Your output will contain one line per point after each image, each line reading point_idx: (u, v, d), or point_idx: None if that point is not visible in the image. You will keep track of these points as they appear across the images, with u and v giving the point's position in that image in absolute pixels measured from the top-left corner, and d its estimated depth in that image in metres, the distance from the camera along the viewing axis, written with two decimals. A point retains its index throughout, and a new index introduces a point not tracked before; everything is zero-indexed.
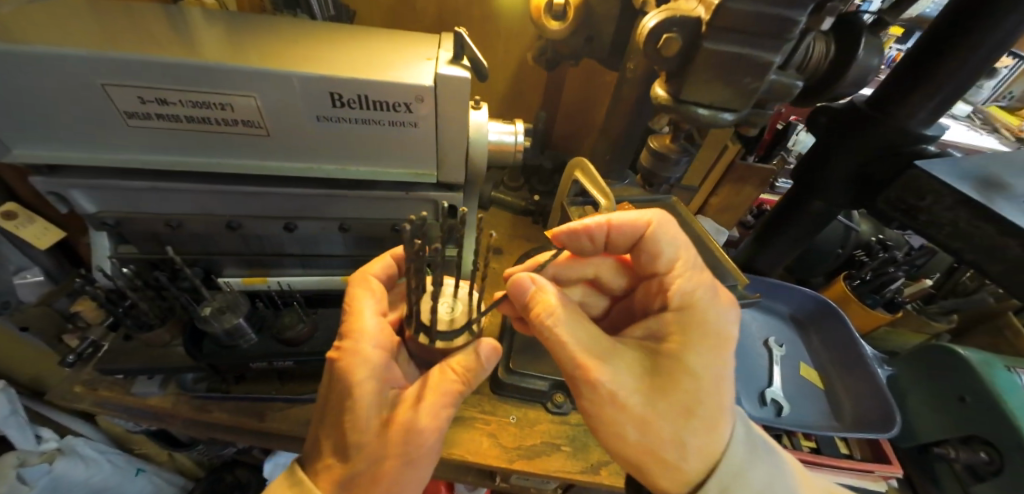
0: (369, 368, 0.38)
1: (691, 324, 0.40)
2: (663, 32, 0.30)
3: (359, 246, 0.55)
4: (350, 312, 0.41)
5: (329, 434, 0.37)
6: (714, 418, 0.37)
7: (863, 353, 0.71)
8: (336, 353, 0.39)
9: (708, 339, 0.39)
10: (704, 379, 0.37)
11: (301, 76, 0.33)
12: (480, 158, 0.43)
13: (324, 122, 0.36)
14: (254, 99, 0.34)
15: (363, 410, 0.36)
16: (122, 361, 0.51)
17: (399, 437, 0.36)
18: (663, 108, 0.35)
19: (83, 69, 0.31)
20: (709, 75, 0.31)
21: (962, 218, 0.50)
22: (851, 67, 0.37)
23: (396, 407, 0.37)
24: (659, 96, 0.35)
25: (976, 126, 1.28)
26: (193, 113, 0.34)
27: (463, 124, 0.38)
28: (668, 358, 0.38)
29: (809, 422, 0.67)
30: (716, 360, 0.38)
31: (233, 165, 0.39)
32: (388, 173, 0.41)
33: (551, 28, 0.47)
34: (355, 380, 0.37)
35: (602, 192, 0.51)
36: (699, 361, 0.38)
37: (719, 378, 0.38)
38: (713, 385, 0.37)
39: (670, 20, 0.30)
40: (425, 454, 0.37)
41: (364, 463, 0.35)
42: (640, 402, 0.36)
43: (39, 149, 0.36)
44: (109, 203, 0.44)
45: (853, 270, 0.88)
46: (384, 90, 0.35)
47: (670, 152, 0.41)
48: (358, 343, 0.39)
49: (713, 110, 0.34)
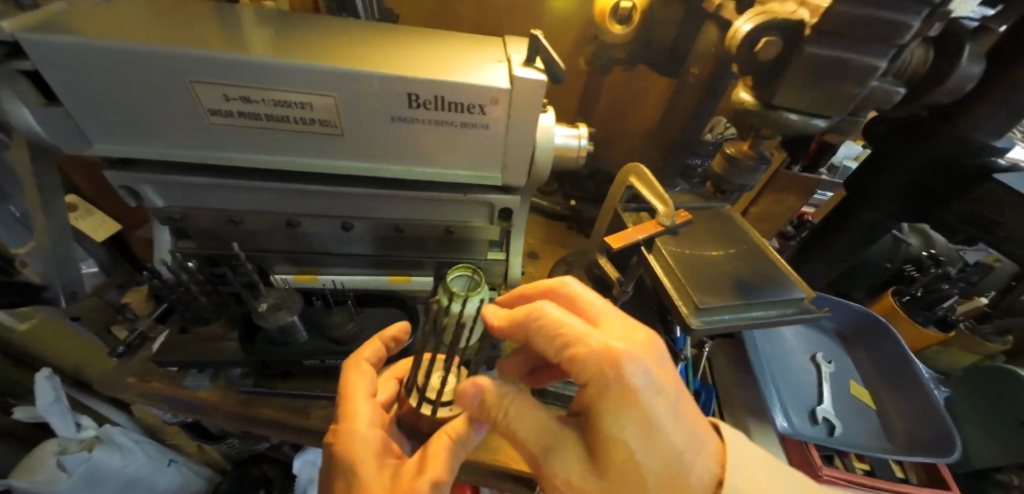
0: (366, 447, 0.38)
1: (603, 397, 0.32)
2: (761, 35, 0.30)
3: (407, 247, 0.55)
4: (344, 394, 0.41)
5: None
6: (675, 477, 0.32)
7: (917, 372, 0.68)
8: (334, 436, 0.40)
9: (632, 401, 0.32)
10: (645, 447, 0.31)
11: (381, 77, 0.33)
12: (543, 161, 0.42)
13: (397, 122, 0.36)
14: (331, 98, 0.34)
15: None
16: (177, 354, 0.52)
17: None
18: (749, 113, 0.34)
19: (174, 66, 0.31)
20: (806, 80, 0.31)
21: None
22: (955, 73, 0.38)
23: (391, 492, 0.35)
24: (742, 99, 0.35)
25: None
26: (272, 111, 0.35)
27: (532, 127, 0.38)
28: (601, 439, 0.32)
29: (863, 444, 0.64)
30: (648, 424, 0.31)
31: (303, 164, 0.39)
32: (452, 175, 0.41)
33: (613, 33, 0.46)
34: (353, 459, 0.37)
35: (659, 198, 0.49)
36: (621, 428, 0.31)
37: (667, 435, 0.32)
38: (652, 449, 0.31)
39: (768, 24, 0.29)
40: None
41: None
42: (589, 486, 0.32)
43: (118, 144, 0.37)
44: (175, 199, 0.44)
45: (902, 285, 0.85)
46: (460, 90, 0.34)
47: (746, 158, 0.40)
48: (351, 423, 0.39)
49: (804, 116, 0.34)
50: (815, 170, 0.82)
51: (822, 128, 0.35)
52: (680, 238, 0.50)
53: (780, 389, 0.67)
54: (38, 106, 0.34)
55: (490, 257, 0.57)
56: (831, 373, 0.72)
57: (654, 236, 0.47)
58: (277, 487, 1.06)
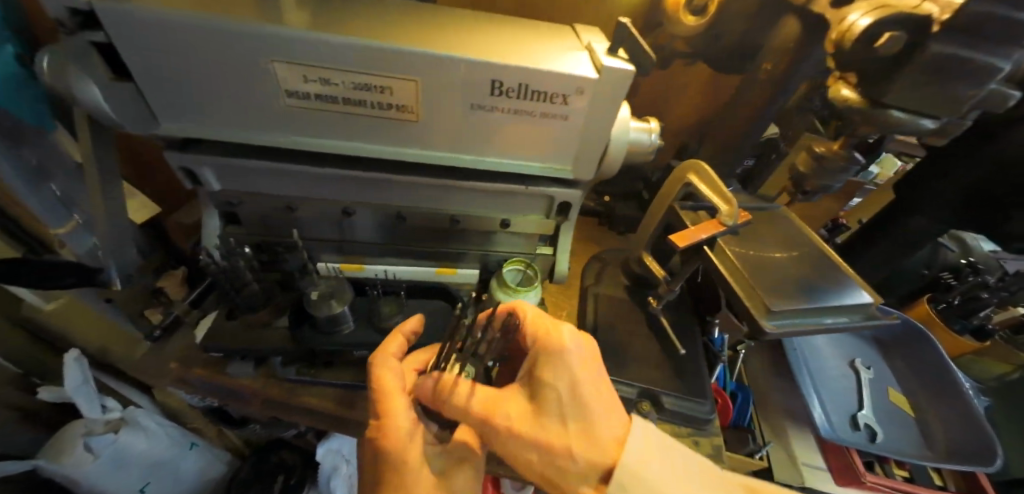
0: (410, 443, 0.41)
1: (543, 363, 0.44)
2: (883, 30, 0.29)
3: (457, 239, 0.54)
4: (380, 392, 0.42)
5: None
6: (604, 416, 0.42)
7: (958, 381, 0.68)
8: (375, 444, 0.41)
9: (567, 359, 0.43)
10: (579, 392, 0.42)
11: (468, 62, 0.32)
12: (615, 154, 0.41)
13: (477, 110, 0.35)
14: (414, 82, 0.33)
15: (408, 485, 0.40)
16: (224, 339, 0.51)
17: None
18: (854, 111, 0.34)
19: (257, 44, 0.30)
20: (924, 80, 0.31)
21: None
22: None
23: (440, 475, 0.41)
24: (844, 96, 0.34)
25: None
26: (350, 95, 0.33)
27: (611, 119, 0.37)
28: (545, 388, 0.43)
29: (905, 451, 0.64)
30: (580, 375, 0.42)
31: (373, 150, 0.38)
32: (522, 166, 0.40)
33: (686, 24, 0.45)
34: (401, 458, 0.40)
35: (725, 198, 0.48)
36: (555, 379, 0.43)
37: (597, 384, 0.43)
38: (589, 396, 0.42)
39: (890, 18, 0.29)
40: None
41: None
42: (534, 421, 0.42)
43: (186, 124, 0.36)
44: (233, 182, 0.43)
45: (937, 293, 0.83)
46: (547, 79, 0.33)
47: (835, 158, 0.39)
48: (394, 422, 0.41)
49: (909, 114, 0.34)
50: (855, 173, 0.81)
51: (931, 128, 0.35)
52: (741, 239, 0.49)
53: (822, 394, 0.66)
54: (107, 81, 0.33)
55: (538, 251, 0.56)
56: (870, 378, 0.71)
57: (715, 235, 0.46)
58: (297, 474, 1.06)
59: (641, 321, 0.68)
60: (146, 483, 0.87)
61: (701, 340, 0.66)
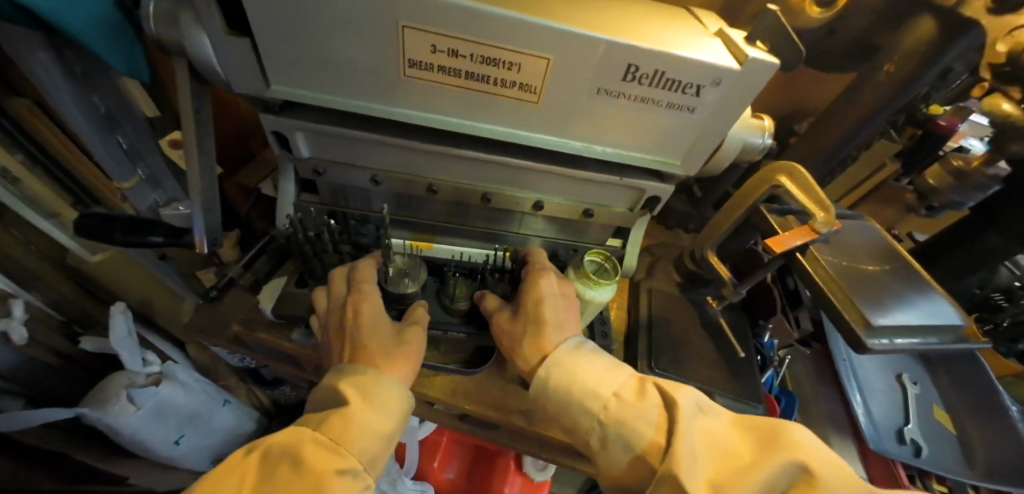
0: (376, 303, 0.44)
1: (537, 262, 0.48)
2: None
3: (531, 225, 0.53)
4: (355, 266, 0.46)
5: (375, 343, 0.41)
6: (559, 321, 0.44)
7: (1005, 403, 0.69)
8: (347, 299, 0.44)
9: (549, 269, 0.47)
10: (541, 304, 0.44)
11: (610, 42, 0.30)
12: (730, 151, 0.39)
13: (602, 95, 0.33)
14: (546, 60, 0.31)
15: (378, 326, 0.43)
16: (298, 308, 0.52)
17: (406, 345, 0.43)
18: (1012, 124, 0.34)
19: (394, 8, 0.28)
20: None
21: None
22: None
23: (400, 333, 0.44)
24: (1010, 108, 0.35)
25: None
26: (475, 69, 0.32)
27: (737, 115, 0.35)
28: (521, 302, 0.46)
29: (947, 466, 0.64)
30: (546, 293, 0.45)
31: (481, 129, 0.36)
32: (630, 156, 0.38)
33: (810, 15, 0.41)
34: (365, 299, 0.43)
35: (820, 205, 0.46)
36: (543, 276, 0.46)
37: (560, 307, 0.45)
38: (550, 311, 0.44)
39: None
40: (406, 362, 0.42)
41: (397, 364, 0.42)
42: (508, 324, 0.46)
43: (292, 86, 0.34)
44: (322, 150, 0.42)
45: (986, 312, 0.83)
46: (687, 67, 0.31)
47: (975, 173, 0.46)
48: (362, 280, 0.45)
49: None
50: None
51: None
52: (832, 247, 0.47)
53: (870, 407, 0.66)
54: (222, 35, 0.31)
55: (607, 243, 0.56)
56: (916, 393, 0.70)
57: (808, 243, 0.45)
58: None
59: (695, 319, 0.67)
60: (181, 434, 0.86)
61: (752, 342, 0.66)
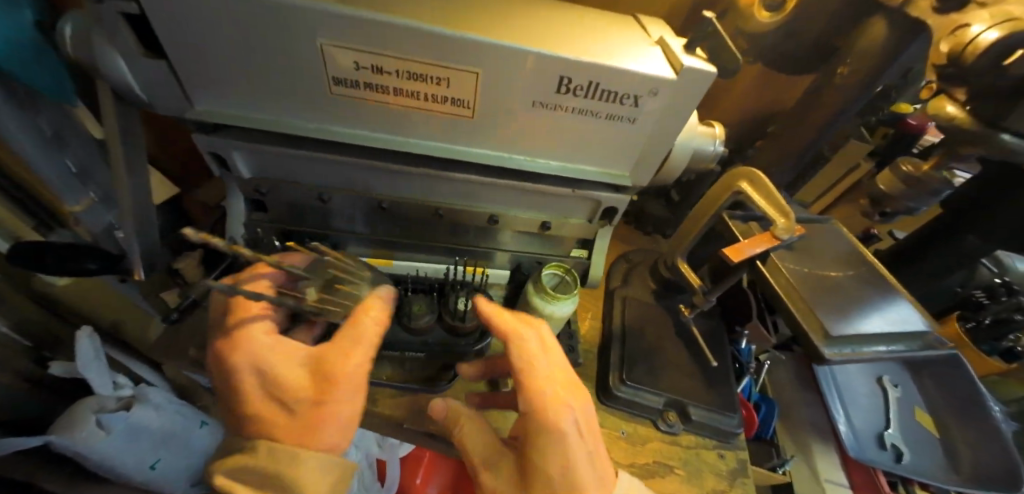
0: (273, 357, 0.35)
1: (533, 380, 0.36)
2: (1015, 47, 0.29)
3: (487, 237, 0.51)
4: (243, 312, 0.37)
5: (278, 414, 0.34)
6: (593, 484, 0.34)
7: (988, 405, 0.67)
8: (224, 352, 0.35)
9: (549, 378, 0.37)
10: (573, 471, 0.33)
11: (538, 54, 0.29)
12: (676, 162, 0.38)
13: (538, 108, 0.32)
14: (475, 74, 0.30)
15: (284, 380, 0.34)
16: None
17: (327, 386, 0.34)
18: (957, 128, 0.33)
19: (309, 25, 0.27)
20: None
21: None
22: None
23: (316, 372, 0.34)
24: (958, 114, 0.33)
25: None
26: (403, 85, 0.31)
27: (681, 124, 0.34)
28: (535, 466, 0.34)
29: (930, 472, 0.63)
30: (575, 449, 0.34)
31: (419, 144, 0.35)
32: (576, 169, 0.37)
33: (759, 20, 0.41)
34: (262, 352, 0.35)
35: (781, 210, 0.44)
36: (556, 412, 0.35)
37: (588, 462, 0.35)
38: (584, 477, 0.34)
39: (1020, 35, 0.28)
40: (334, 418, 0.34)
41: (313, 422, 0.33)
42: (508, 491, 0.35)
43: (220, 106, 0.33)
44: (264, 169, 0.41)
45: (967, 311, 0.82)
46: (621, 77, 0.30)
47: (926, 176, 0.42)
48: (246, 330, 0.35)
49: None
50: None
51: None
52: (795, 254, 0.46)
53: (849, 411, 0.65)
54: (138, 55, 0.30)
55: (572, 254, 0.54)
56: (897, 396, 0.69)
57: (769, 250, 0.44)
58: None
59: (670, 328, 0.65)
60: (157, 459, 0.78)
61: (729, 350, 0.65)
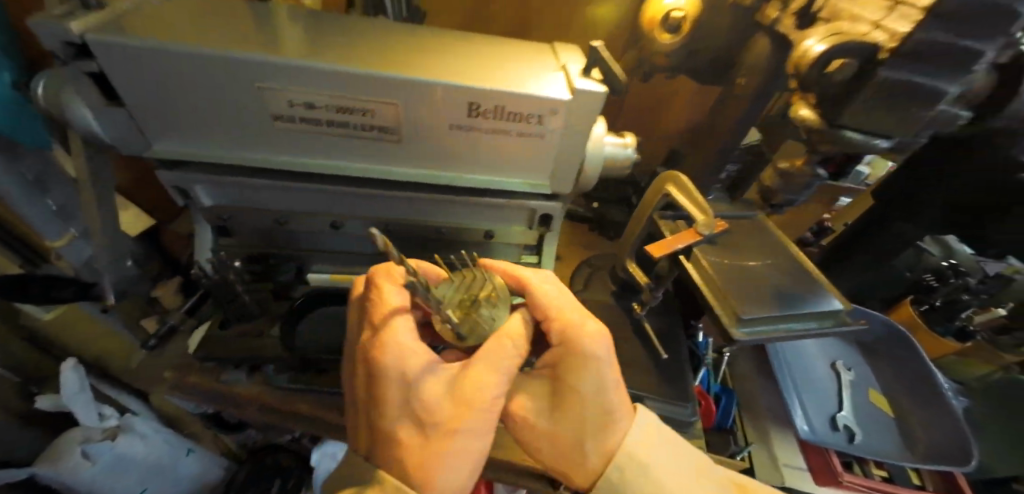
0: (419, 374, 0.32)
1: (566, 327, 0.37)
2: (835, 57, 0.33)
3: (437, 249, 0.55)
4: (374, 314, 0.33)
5: (412, 434, 0.31)
6: (625, 409, 0.38)
7: (938, 383, 0.69)
8: (367, 352, 0.32)
9: (577, 318, 0.38)
10: (605, 395, 0.36)
11: (445, 86, 0.33)
12: (591, 171, 0.42)
13: (456, 131, 0.36)
14: (393, 105, 0.34)
15: (428, 403, 0.31)
16: (216, 348, 0.51)
17: (468, 415, 0.31)
18: (811, 128, 0.37)
19: (244, 74, 0.32)
20: (880, 103, 0.34)
21: None
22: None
23: (460, 393, 0.32)
24: (806, 116, 0.37)
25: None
26: (333, 118, 0.35)
27: (586, 137, 0.38)
28: (579, 401, 0.36)
29: (885, 451, 0.65)
30: (609, 379, 0.36)
31: (357, 168, 0.39)
32: (501, 182, 0.41)
33: (663, 43, 0.46)
34: (406, 365, 0.31)
35: (702, 211, 0.49)
36: (596, 351, 0.36)
37: (618, 389, 0.37)
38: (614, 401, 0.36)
39: (844, 46, 0.32)
40: (468, 445, 0.31)
41: (447, 455, 0.30)
42: (549, 428, 0.38)
43: (176, 145, 0.38)
44: (224, 198, 0.45)
45: (920, 294, 0.85)
46: (522, 101, 0.35)
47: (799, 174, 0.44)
48: (392, 336, 0.32)
49: (867, 136, 0.38)
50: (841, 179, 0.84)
51: (885, 147, 0.39)
52: (718, 248, 0.50)
53: (802, 397, 0.68)
54: (101, 106, 0.34)
55: (523, 260, 0.58)
56: (851, 379, 0.73)
57: (692, 245, 0.48)
58: None
59: (628, 327, 0.69)
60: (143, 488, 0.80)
61: (684, 343, 0.68)
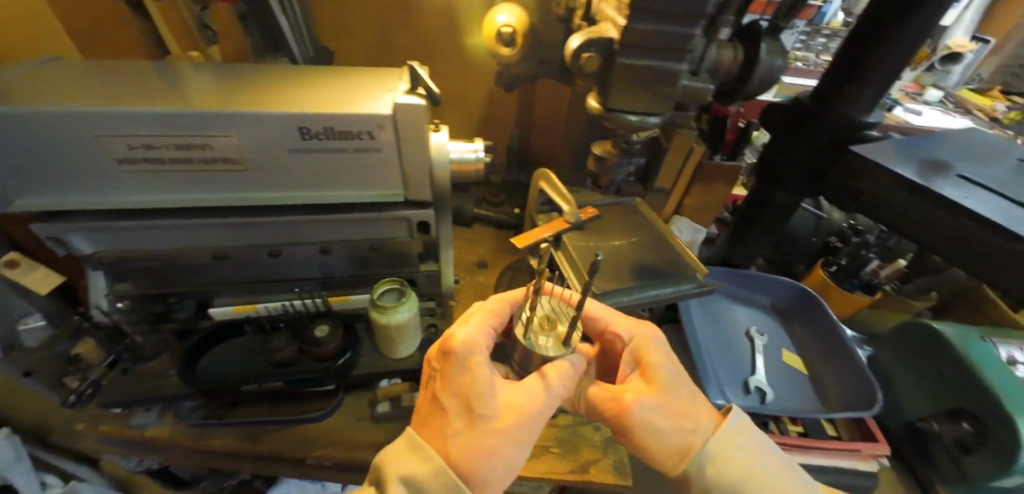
0: (484, 379, 0.36)
1: (641, 337, 0.43)
2: (585, 52, 0.41)
3: (330, 268, 0.58)
4: (447, 332, 0.39)
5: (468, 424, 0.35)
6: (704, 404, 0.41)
7: (844, 336, 0.73)
8: (447, 338, 0.39)
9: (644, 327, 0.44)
10: (685, 390, 0.40)
11: (272, 114, 0.37)
12: (443, 175, 0.47)
13: (297, 153, 0.40)
14: (229, 137, 0.38)
15: (480, 391, 0.36)
16: (124, 392, 0.53)
17: (514, 421, 0.36)
18: (599, 116, 0.46)
19: (85, 124, 0.35)
20: (631, 88, 0.42)
21: (896, 196, 0.49)
22: (759, 64, 0.47)
23: (508, 403, 0.36)
24: (594, 107, 0.46)
25: (951, 110, 1.65)
26: (177, 154, 0.39)
27: (421, 146, 0.42)
28: (662, 399, 0.39)
29: (797, 408, 0.68)
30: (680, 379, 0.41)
31: (218, 198, 0.43)
32: (358, 197, 0.45)
33: (503, 55, 0.52)
34: (476, 354, 0.38)
35: (563, 197, 0.54)
36: (667, 353, 0.42)
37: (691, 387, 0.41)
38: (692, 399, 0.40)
39: (589, 41, 0.40)
40: (507, 447, 0.35)
41: (489, 446, 0.34)
42: (641, 427, 0.38)
43: (40, 197, 0.40)
44: (106, 243, 0.48)
45: (829, 256, 0.89)
46: (347, 120, 0.38)
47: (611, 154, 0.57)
48: (471, 338, 0.38)
49: (641, 117, 0.45)
50: (737, 158, 0.90)
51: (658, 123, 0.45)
52: (585, 232, 0.55)
53: (714, 365, 0.71)
54: None
55: (424, 269, 0.61)
56: (764, 344, 0.77)
57: (560, 232, 0.53)
58: None
59: None
60: None
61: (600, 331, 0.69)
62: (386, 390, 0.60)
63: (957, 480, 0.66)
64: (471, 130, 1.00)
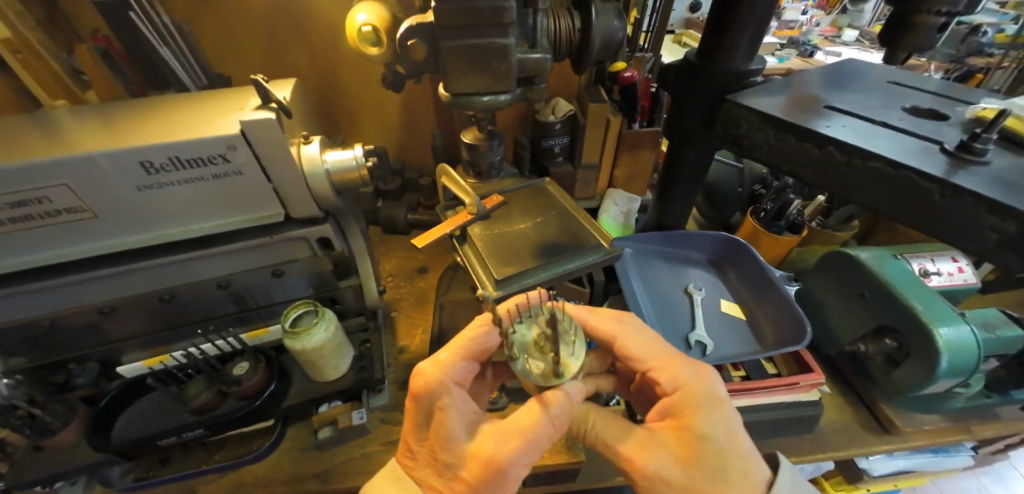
0: (449, 424, 0.38)
1: (688, 396, 0.43)
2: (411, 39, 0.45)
3: (239, 302, 0.55)
4: (417, 373, 0.42)
5: (440, 471, 0.38)
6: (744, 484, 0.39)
7: (769, 275, 0.75)
8: (414, 377, 0.42)
9: (690, 385, 0.43)
10: (722, 464, 0.39)
11: (102, 153, 0.36)
12: (322, 187, 0.46)
13: (146, 190, 0.40)
14: (64, 186, 0.37)
15: (446, 442, 0.38)
16: (31, 473, 0.49)
17: (482, 474, 0.36)
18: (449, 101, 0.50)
19: None
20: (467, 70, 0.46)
21: (770, 138, 0.48)
22: (593, 35, 0.51)
23: (476, 455, 0.36)
24: (444, 95, 0.50)
25: (867, 46, 1.73)
26: (14, 213, 0.37)
27: (280, 161, 0.43)
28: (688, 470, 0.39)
29: (733, 353, 0.70)
30: (718, 448, 0.40)
31: (81, 250, 0.42)
32: (229, 224, 0.46)
33: (371, 54, 0.51)
34: (441, 398, 0.40)
35: (465, 191, 0.55)
36: (712, 419, 0.41)
37: (737, 465, 0.40)
38: (730, 475, 0.39)
39: (416, 27, 0.44)
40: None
41: None
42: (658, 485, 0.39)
43: None
44: None
45: (756, 204, 0.92)
46: (192, 148, 0.39)
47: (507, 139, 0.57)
48: (435, 380, 0.41)
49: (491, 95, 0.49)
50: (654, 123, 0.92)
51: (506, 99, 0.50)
52: (489, 221, 0.55)
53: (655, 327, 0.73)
54: None
55: (343, 283, 0.60)
56: (703, 299, 0.79)
57: (461, 226, 0.53)
58: None
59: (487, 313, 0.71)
60: None
61: None
62: (323, 414, 0.58)
63: (892, 393, 0.68)
64: (395, 137, 0.98)
